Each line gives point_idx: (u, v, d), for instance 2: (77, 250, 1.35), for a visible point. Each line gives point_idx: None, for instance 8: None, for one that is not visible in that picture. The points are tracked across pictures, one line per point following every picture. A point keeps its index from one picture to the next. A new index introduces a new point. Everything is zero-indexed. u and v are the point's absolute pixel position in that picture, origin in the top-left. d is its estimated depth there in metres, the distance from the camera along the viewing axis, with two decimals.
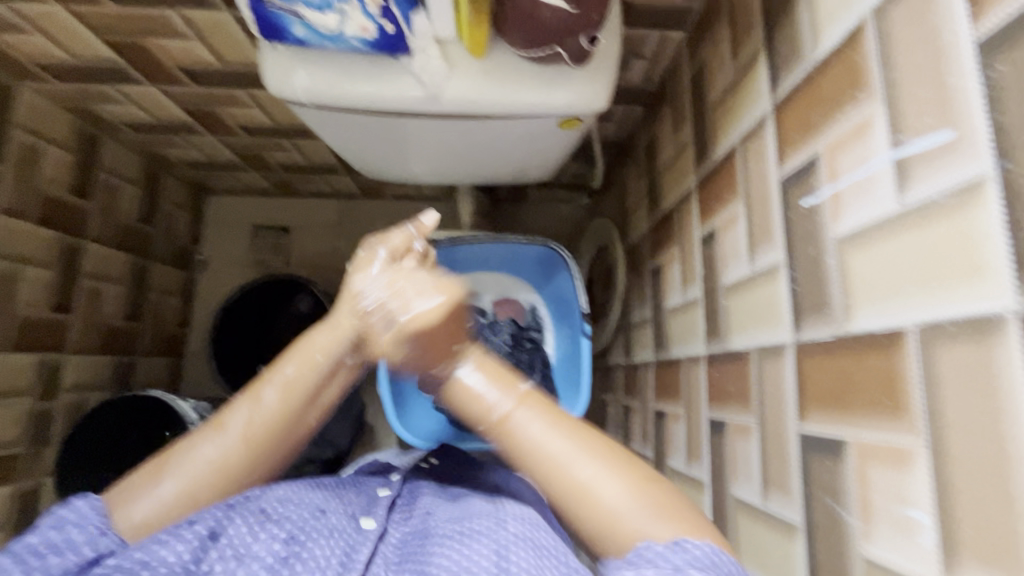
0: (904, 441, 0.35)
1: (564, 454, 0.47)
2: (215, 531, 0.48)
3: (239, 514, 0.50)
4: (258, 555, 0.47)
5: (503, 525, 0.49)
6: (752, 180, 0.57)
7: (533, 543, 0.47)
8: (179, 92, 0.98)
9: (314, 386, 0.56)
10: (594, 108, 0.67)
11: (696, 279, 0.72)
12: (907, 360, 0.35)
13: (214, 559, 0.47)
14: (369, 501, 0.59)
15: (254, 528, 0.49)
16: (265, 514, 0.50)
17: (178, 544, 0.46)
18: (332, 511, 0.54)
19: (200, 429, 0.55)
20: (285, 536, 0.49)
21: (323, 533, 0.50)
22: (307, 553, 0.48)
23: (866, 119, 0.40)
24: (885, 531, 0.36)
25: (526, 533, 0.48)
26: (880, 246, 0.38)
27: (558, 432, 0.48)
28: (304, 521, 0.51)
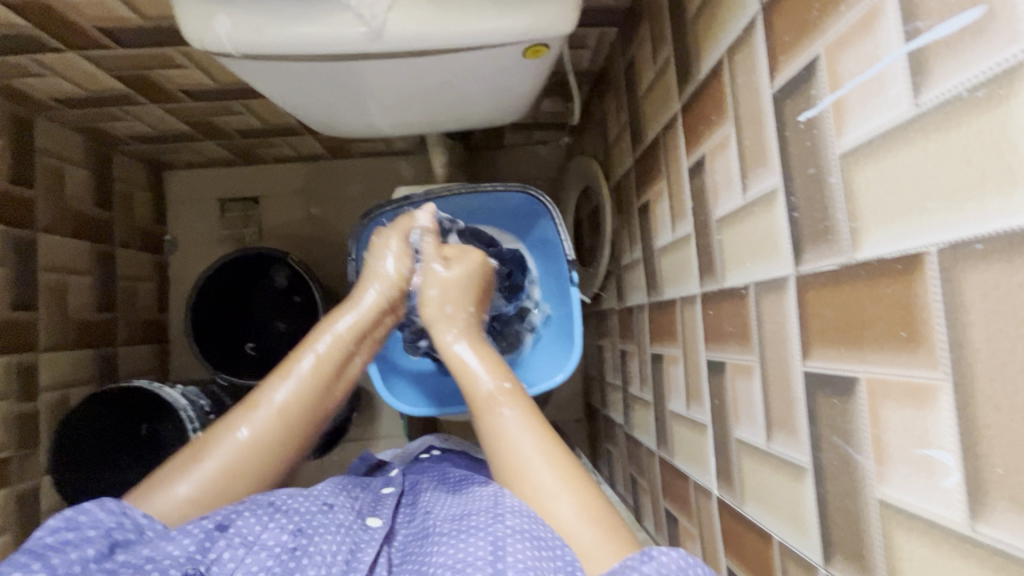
0: (922, 376, 0.32)
1: (527, 458, 0.54)
2: (222, 523, 0.49)
3: (248, 507, 0.51)
4: (266, 543, 0.48)
5: (500, 519, 0.48)
6: (742, 98, 0.51)
7: (532, 534, 0.46)
8: (105, 58, 0.88)
9: (341, 361, 0.64)
10: (559, 31, 0.60)
11: (685, 214, 0.67)
12: (928, 289, 0.31)
13: (221, 547, 0.48)
14: (374, 502, 0.60)
15: (263, 518, 0.51)
16: (276, 506, 0.52)
17: (185, 539, 0.48)
18: (338, 506, 0.55)
19: (172, 461, 0.57)
20: (293, 528, 0.51)
21: (330, 528, 0.52)
22: (313, 547, 0.49)
23: (874, 7, 0.34)
24: (901, 472, 0.34)
25: (524, 524, 0.47)
26: (892, 160, 0.33)
27: (533, 438, 0.56)
28: (312, 515, 0.52)
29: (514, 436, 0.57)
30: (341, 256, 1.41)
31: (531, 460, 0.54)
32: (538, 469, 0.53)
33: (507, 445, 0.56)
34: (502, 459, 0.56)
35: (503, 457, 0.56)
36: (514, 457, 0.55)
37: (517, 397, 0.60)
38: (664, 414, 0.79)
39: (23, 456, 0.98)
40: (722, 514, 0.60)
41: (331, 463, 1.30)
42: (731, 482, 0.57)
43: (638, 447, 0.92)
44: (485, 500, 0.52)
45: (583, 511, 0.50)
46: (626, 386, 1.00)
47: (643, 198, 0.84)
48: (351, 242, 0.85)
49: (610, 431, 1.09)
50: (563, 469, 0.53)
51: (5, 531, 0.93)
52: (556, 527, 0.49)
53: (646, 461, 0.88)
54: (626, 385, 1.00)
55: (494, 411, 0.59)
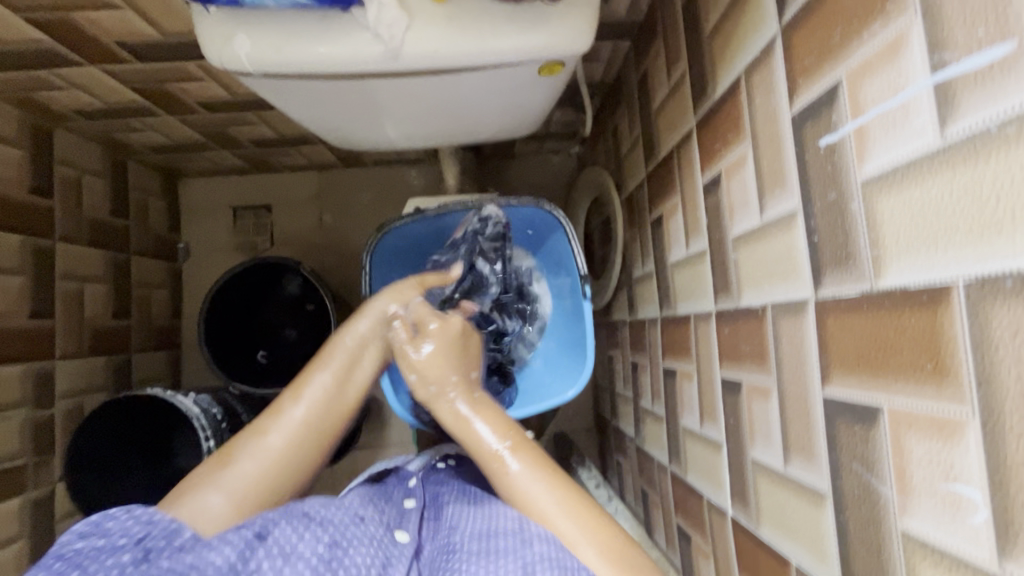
0: (948, 409, 0.31)
1: (503, 445, 0.60)
2: (261, 532, 0.47)
3: (284, 519, 0.50)
4: (302, 554, 0.46)
5: (529, 544, 0.49)
6: (760, 118, 0.51)
7: (563, 565, 0.47)
8: (124, 71, 0.89)
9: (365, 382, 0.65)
10: (575, 50, 0.60)
11: (700, 231, 0.67)
12: (955, 322, 0.31)
13: (259, 558, 0.45)
14: (399, 516, 0.60)
15: (299, 529, 0.49)
16: (309, 515, 0.51)
17: (225, 548, 0.45)
18: (368, 520, 0.54)
19: (198, 471, 0.57)
20: (328, 540, 0.49)
21: (362, 540, 0.51)
22: (348, 558, 0.48)
23: (899, 35, 0.34)
24: (927, 506, 0.33)
25: (553, 552, 0.48)
26: (916, 190, 0.33)
27: (504, 430, 0.62)
28: (344, 527, 0.51)
29: (529, 486, 0.56)
30: (352, 263, 1.42)
31: (508, 450, 0.59)
32: (531, 473, 0.57)
33: (474, 434, 0.62)
34: (474, 444, 0.61)
35: (476, 443, 0.61)
36: (490, 444, 0.60)
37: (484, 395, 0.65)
38: (676, 429, 0.79)
39: (39, 463, 0.99)
40: (737, 535, 0.59)
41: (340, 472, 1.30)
42: (747, 503, 0.57)
43: (649, 461, 0.92)
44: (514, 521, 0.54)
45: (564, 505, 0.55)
46: (637, 399, 0.99)
47: (656, 212, 0.84)
48: (364, 256, 0.86)
49: (620, 443, 1.09)
50: (548, 467, 0.58)
51: (20, 538, 0.93)
52: (546, 524, 0.54)
53: (658, 475, 0.87)
54: (637, 398, 1.00)
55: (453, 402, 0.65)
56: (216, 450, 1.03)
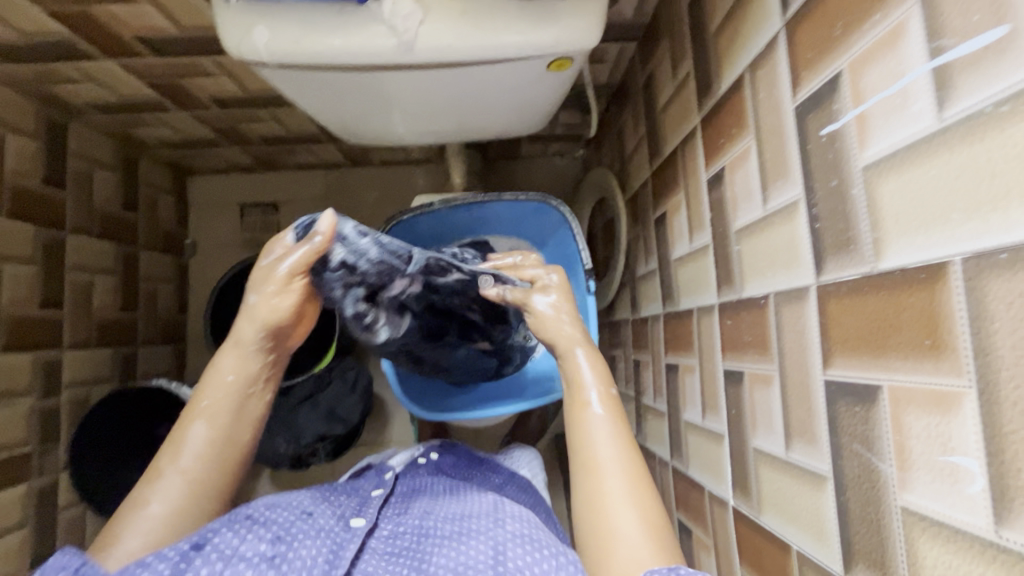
0: (947, 383, 0.32)
1: (608, 461, 0.57)
2: (198, 543, 0.48)
3: (225, 524, 0.51)
4: (244, 555, 0.48)
5: (500, 524, 0.52)
6: (763, 111, 0.52)
7: (529, 538, 0.50)
8: (141, 65, 0.91)
9: (234, 403, 0.63)
10: (584, 45, 0.61)
11: (703, 225, 0.68)
12: (951, 296, 0.32)
13: (198, 564, 0.46)
14: (360, 504, 0.60)
15: (241, 532, 0.50)
16: (253, 519, 0.52)
17: (161, 563, 0.46)
18: (318, 513, 0.55)
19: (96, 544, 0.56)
20: (271, 537, 0.50)
21: (309, 534, 0.52)
22: (293, 553, 0.49)
23: (899, 24, 0.35)
24: (926, 479, 0.34)
25: (523, 531, 0.51)
26: (915, 172, 0.34)
27: (618, 444, 0.58)
28: (290, 524, 0.53)
29: (600, 437, 0.59)
30: None
31: (612, 475, 0.56)
32: (611, 475, 0.56)
33: (593, 452, 0.58)
34: (585, 456, 0.58)
35: (587, 454, 0.58)
36: (592, 457, 0.58)
37: (612, 408, 0.61)
38: (678, 424, 0.79)
39: (45, 452, 0.99)
40: (739, 524, 0.60)
41: (342, 467, 1.30)
42: (748, 492, 0.57)
43: (651, 457, 0.92)
44: (486, 507, 0.56)
45: (636, 499, 0.54)
46: (639, 397, 1.00)
47: (660, 210, 0.85)
48: None
49: None
50: (628, 461, 0.57)
51: (23, 526, 0.94)
52: (610, 531, 0.53)
53: (659, 472, 0.88)
54: (639, 396, 1.00)
55: (585, 411, 0.61)
56: None
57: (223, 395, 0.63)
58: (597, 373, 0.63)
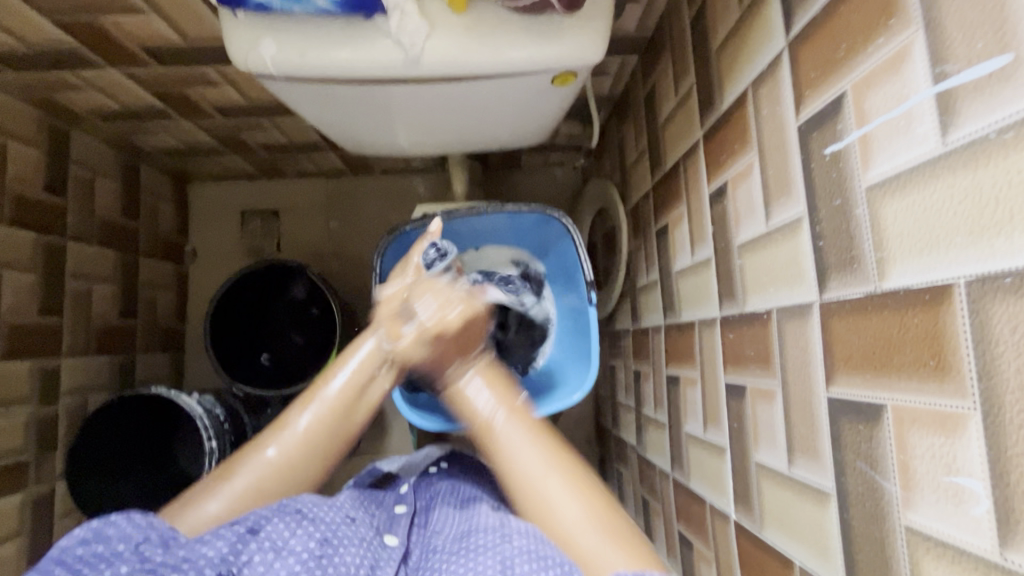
0: (950, 404, 0.32)
1: (535, 476, 0.55)
2: (252, 528, 0.49)
3: (276, 514, 0.51)
4: (294, 548, 0.47)
5: (508, 539, 0.50)
6: (766, 129, 0.52)
7: (537, 553, 0.48)
8: (144, 74, 0.91)
9: (364, 381, 0.65)
10: (588, 61, 0.62)
11: (705, 239, 0.68)
12: (955, 318, 0.32)
13: (251, 552, 0.47)
14: (389, 520, 0.61)
15: (291, 525, 0.50)
16: (302, 512, 0.52)
17: (218, 542, 0.47)
18: (359, 520, 0.55)
19: (206, 483, 0.58)
20: (320, 537, 0.49)
21: (353, 541, 0.51)
22: (338, 558, 0.49)
23: (903, 48, 0.35)
24: (930, 500, 0.34)
25: (530, 544, 0.49)
26: (918, 195, 0.35)
27: (537, 452, 0.57)
28: (337, 526, 0.52)
29: (522, 453, 0.57)
30: (357, 269, 1.43)
31: (554, 496, 0.54)
32: (547, 480, 0.55)
33: (513, 467, 0.57)
34: (516, 483, 0.56)
35: (510, 477, 0.57)
36: (521, 476, 0.56)
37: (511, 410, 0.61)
38: (679, 436, 0.79)
39: (41, 460, 0.98)
40: (741, 539, 0.60)
41: (340, 476, 1.30)
42: (750, 506, 0.57)
43: (651, 468, 0.92)
44: (493, 520, 0.55)
45: (591, 511, 0.53)
46: (639, 407, 1.00)
47: (662, 222, 0.86)
48: (375, 256, 0.88)
49: (622, 452, 1.09)
50: (558, 465, 0.56)
51: (18, 536, 0.93)
52: (564, 537, 0.52)
53: (660, 483, 0.88)
54: (639, 407, 1.00)
55: (493, 429, 0.60)
56: (218, 450, 1.02)
57: (359, 371, 0.65)
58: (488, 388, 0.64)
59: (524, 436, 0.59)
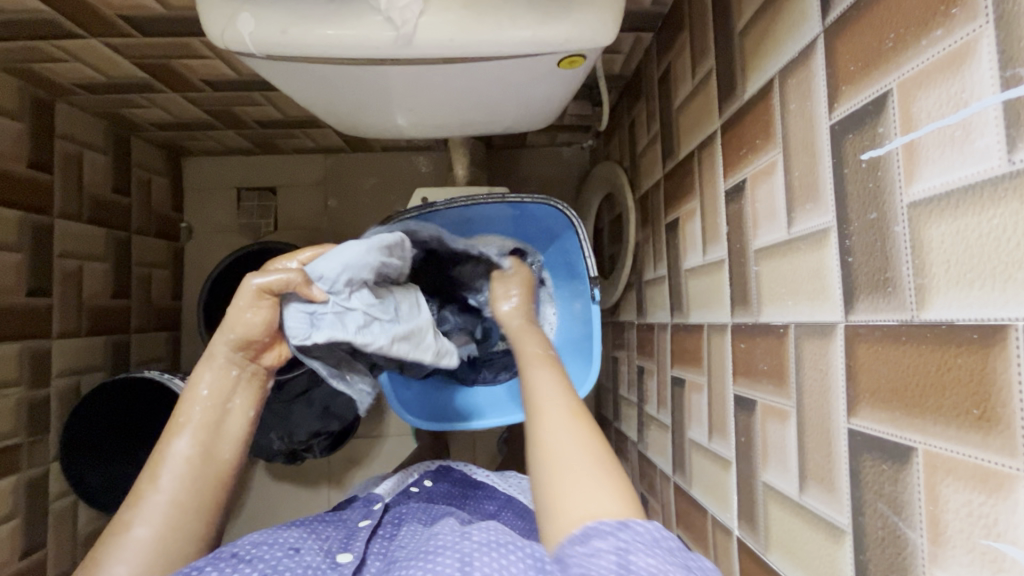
0: (996, 461, 0.29)
1: (556, 412, 0.52)
2: None
3: (209, 562, 0.46)
4: None
5: (466, 536, 0.45)
6: (793, 124, 0.47)
7: (497, 543, 0.43)
8: (127, 44, 0.86)
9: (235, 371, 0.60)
10: (597, 42, 0.57)
11: (718, 238, 0.64)
12: (1010, 365, 0.28)
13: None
14: (348, 536, 0.58)
15: (226, 570, 0.46)
16: (238, 557, 0.48)
17: None
18: (305, 549, 0.52)
19: (113, 525, 0.52)
20: (258, 575, 0.46)
21: (296, 570, 0.48)
22: None
23: (963, 45, 0.30)
24: (962, 560, 0.31)
25: (492, 538, 0.44)
26: (975, 218, 0.30)
27: (560, 389, 0.56)
28: (277, 560, 0.49)
29: (546, 386, 0.57)
30: None
31: (557, 422, 0.50)
32: (554, 407, 0.53)
33: (534, 390, 0.57)
34: (529, 398, 0.56)
35: (532, 406, 0.55)
36: (538, 396, 0.55)
37: (553, 363, 0.64)
38: (682, 440, 0.76)
39: (34, 443, 0.97)
40: (742, 557, 0.57)
41: (338, 460, 1.29)
42: (755, 525, 0.55)
43: (651, 468, 0.90)
44: (455, 529, 0.50)
45: (585, 450, 0.47)
46: (642, 404, 0.97)
47: (672, 215, 0.81)
48: None
49: (622, 446, 1.07)
50: (571, 399, 0.55)
51: (13, 518, 0.92)
52: (553, 450, 0.47)
53: (659, 484, 0.86)
54: (642, 403, 0.97)
55: (532, 368, 0.62)
56: None
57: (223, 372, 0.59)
58: (542, 347, 0.68)
59: (554, 377, 0.59)
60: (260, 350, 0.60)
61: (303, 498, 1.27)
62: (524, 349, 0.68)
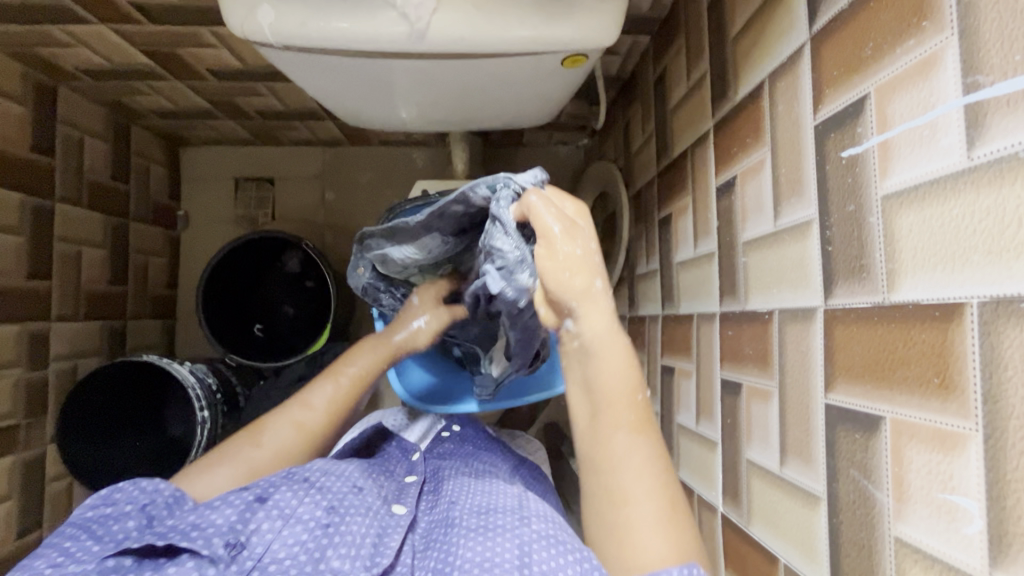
0: (952, 424, 0.32)
1: (642, 490, 0.50)
2: (260, 497, 0.51)
3: (283, 481, 0.53)
4: (301, 517, 0.50)
5: (526, 522, 0.50)
6: (781, 124, 0.51)
7: (555, 539, 0.47)
8: (135, 32, 0.87)
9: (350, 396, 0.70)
10: (599, 44, 0.60)
11: (709, 232, 0.67)
12: (965, 339, 0.32)
13: (260, 518, 0.49)
14: (399, 490, 0.62)
15: (300, 494, 0.52)
16: (309, 482, 0.54)
17: (227, 509, 0.49)
18: (366, 490, 0.56)
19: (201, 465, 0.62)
20: (326, 506, 0.52)
21: (359, 510, 0.53)
22: (345, 527, 0.50)
23: (932, 54, 0.34)
24: (922, 514, 0.34)
25: (549, 531, 0.49)
26: (939, 208, 0.34)
27: (650, 470, 0.51)
28: (343, 496, 0.54)
29: (630, 458, 0.51)
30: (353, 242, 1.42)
31: (642, 498, 0.49)
32: (643, 499, 0.49)
33: (614, 468, 0.51)
34: (611, 480, 0.51)
35: (616, 482, 0.51)
36: (622, 480, 0.50)
37: (644, 423, 0.53)
38: (671, 425, 0.80)
39: (31, 424, 0.98)
40: (726, 531, 0.61)
41: None
42: (739, 501, 0.58)
43: None
44: (510, 501, 0.55)
45: (662, 511, 0.49)
46: None
47: (665, 211, 0.84)
48: None
49: None
50: (660, 476, 0.51)
51: (10, 498, 0.93)
52: (627, 526, 0.49)
53: None
54: None
55: (612, 433, 0.52)
56: (210, 420, 1.03)
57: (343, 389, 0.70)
58: (622, 380, 0.53)
59: (638, 442, 0.52)
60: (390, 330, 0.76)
61: None
62: (607, 400, 0.53)
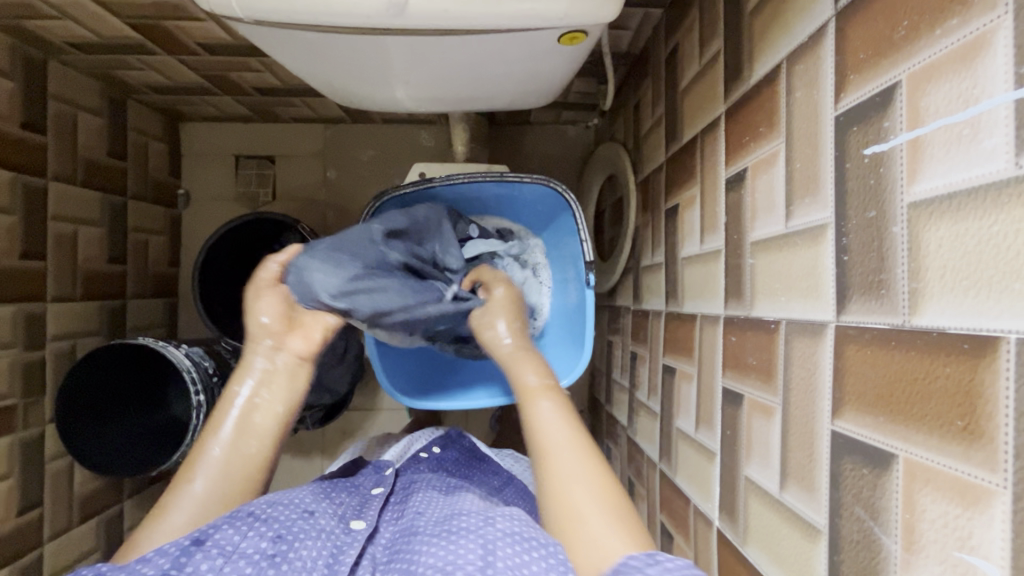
0: (976, 476, 0.28)
1: (587, 497, 0.51)
2: (199, 538, 0.43)
3: (228, 519, 0.46)
4: (245, 552, 0.43)
5: (490, 522, 0.45)
6: (797, 112, 0.45)
7: (521, 536, 0.44)
8: (118, 3, 0.83)
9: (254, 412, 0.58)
10: (598, 19, 0.54)
11: (716, 227, 0.62)
12: (997, 379, 0.27)
13: (198, 560, 0.41)
14: (361, 503, 0.58)
15: (242, 527, 0.45)
16: (254, 514, 0.47)
17: (161, 558, 0.41)
18: (319, 513, 0.51)
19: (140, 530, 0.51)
20: (273, 535, 0.46)
21: (310, 534, 0.48)
22: (294, 555, 0.45)
23: (979, 36, 0.29)
24: (934, 569, 0.31)
25: (515, 528, 0.45)
26: (973, 224, 0.29)
27: (569, 431, 0.56)
28: (291, 523, 0.48)
29: (551, 423, 0.57)
30: (353, 224, 1.38)
31: (564, 454, 0.54)
32: (568, 457, 0.54)
33: (541, 434, 0.57)
34: (536, 444, 0.56)
35: (539, 442, 0.56)
36: (546, 441, 0.56)
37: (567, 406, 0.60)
38: (670, 428, 0.76)
39: (29, 404, 0.98)
40: (721, 548, 0.57)
41: (332, 431, 1.30)
42: (735, 518, 0.55)
43: (638, 453, 0.90)
44: (477, 505, 0.50)
45: (596, 485, 0.51)
46: (633, 389, 0.97)
47: (672, 201, 0.79)
48: (362, 226, 0.82)
49: (612, 430, 1.07)
50: (579, 444, 0.55)
51: (10, 476, 0.94)
52: (567, 493, 0.51)
53: (646, 469, 0.86)
54: (633, 388, 0.97)
55: (534, 401, 0.60)
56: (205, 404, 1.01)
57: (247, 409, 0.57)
58: (535, 370, 0.64)
59: (557, 410, 0.59)
60: (288, 334, 0.61)
61: (297, 467, 1.29)
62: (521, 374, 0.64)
